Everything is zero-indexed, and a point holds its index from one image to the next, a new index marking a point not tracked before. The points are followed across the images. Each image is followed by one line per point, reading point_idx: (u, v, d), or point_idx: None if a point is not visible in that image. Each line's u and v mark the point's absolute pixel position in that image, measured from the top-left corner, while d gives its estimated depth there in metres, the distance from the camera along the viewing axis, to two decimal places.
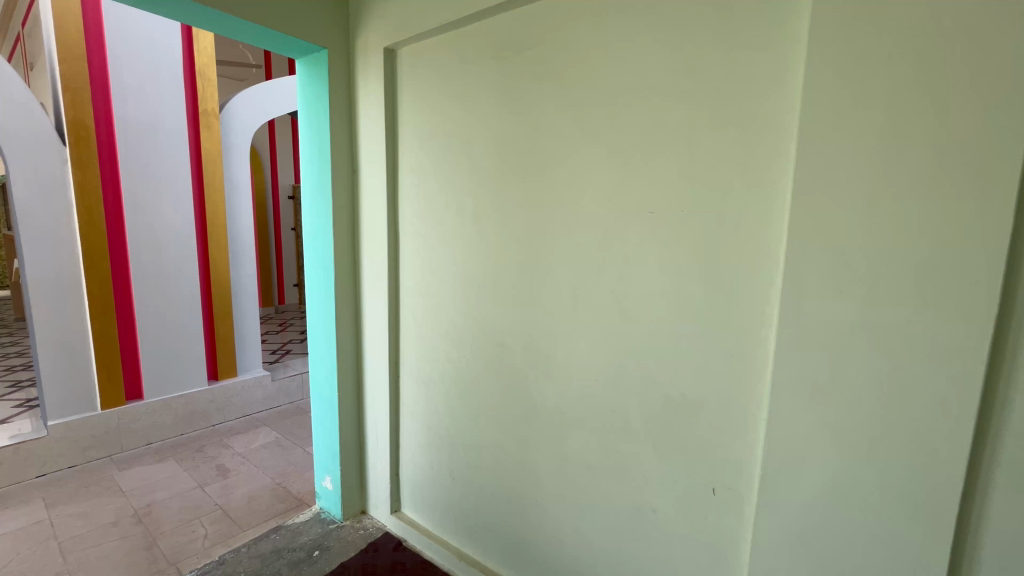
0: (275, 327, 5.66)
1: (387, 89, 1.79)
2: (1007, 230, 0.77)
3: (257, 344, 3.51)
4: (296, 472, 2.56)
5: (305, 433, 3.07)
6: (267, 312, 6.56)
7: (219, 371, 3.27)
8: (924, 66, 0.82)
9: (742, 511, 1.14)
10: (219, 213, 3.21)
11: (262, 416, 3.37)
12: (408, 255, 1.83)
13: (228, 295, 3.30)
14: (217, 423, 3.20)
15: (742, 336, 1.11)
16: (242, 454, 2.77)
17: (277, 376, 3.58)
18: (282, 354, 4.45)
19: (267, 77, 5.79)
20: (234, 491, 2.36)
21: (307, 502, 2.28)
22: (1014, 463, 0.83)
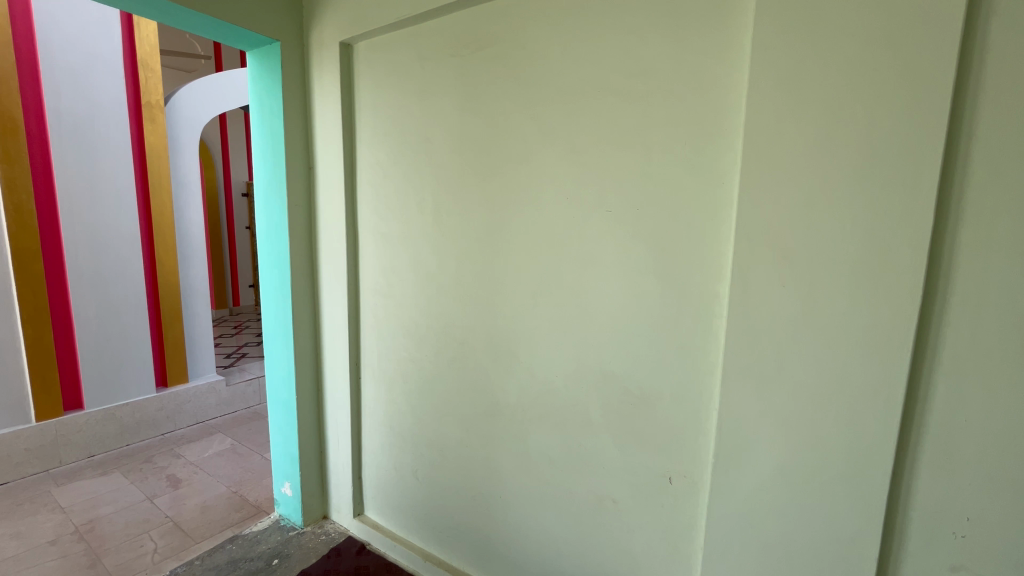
0: (231, 330, 5.44)
1: (343, 84, 1.74)
2: (926, 230, 0.84)
3: (209, 348, 3.36)
4: (253, 479, 2.47)
5: (262, 438, 2.97)
6: (221, 314, 6.30)
7: (168, 377, 3.12)
8: (856, 74, 0.88)
9: (696, 499, 1.19)
10: (167, 211, 3.05)
11: (216, 422, 3.23)
12: (368, 253, 1.80)
13: (176, 297, 3.14)
14: (168, 431, 3.04)
15: (694, 331, 1.15)
16: (195, 462, 2.65)
17: (232, 381, 3.44)
18: (237, 357, 4.28)
19: (218, 69, 5.55)
20: (186, 502, 2.25)
21: (265, 509, 2.20)
22: (936, 443, 0.91)
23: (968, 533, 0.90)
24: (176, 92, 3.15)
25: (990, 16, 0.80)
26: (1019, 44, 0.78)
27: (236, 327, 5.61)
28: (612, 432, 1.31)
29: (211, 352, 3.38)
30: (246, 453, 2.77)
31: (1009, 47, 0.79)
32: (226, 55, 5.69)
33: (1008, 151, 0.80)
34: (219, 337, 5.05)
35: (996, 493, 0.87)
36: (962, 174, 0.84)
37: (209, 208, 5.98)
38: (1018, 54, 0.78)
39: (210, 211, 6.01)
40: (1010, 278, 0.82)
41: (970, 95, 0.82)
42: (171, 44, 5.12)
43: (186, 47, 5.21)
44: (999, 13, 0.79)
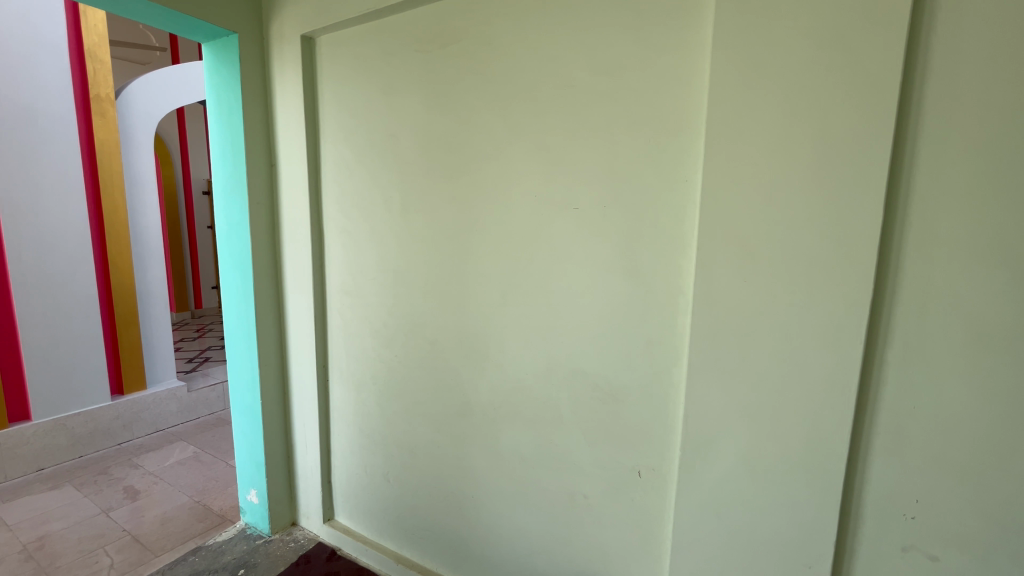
0: (194, 333, 5.24)
1: (306, 79, 1.70)
2: (875, 227, 0.89)
3: (168, 353, 3.23)
4: (217, 487, 2.39)
5: (226, 445, 2.87)
6: (183, 317, 6.06)
7: (125, 385, 2.98)
8: (811, 76, 0.92)
9: (664, 490, 1.22)
10: (119, 210, 2.91)
11: (178, 430, 3.10)
12: (334, 253, 1.76)
13: (131, 299, 3.00)
14: (125, 441, 2.90)
15: (660, 326, 1.18)
16: (154, 472, 2.53)
17: (194, 387, 3.32)
18: (199, 362, 4.12)
19: (175, 62, 5.33)
20: (145, 514, 2.15)
21: (230, 518, 2.13)
22: (887, 429, 0.96)
23: (917, 514, 0.96)
24: (128, 85, 3.01)
25: (932, 23, 0.85)
26: (958, 51, 0.83)
27: (199, 330, 5.40)
28: (582, 428, 1.33)
29: (170, 355, 3.23)
30: (209, 461, 2.67)
31: (949, 53, 0.84)
32: (184, 47, 5.46)
33: (949, 151, 0.85)
34: (180, 341, 4.86)
35: (942, 475, 0.93)
36: (908, 173, 0.89)
37: (168, 207, 5.72)
38: (958, 60, 0.84)
39: (170, 210, 5.76)
40: (951, 271, 0.88)
41: (915, 97, 0.87)
42: (124, 35, 4.87)
43: (141, 38, 4.97)
44: (940, 20, 0.84)
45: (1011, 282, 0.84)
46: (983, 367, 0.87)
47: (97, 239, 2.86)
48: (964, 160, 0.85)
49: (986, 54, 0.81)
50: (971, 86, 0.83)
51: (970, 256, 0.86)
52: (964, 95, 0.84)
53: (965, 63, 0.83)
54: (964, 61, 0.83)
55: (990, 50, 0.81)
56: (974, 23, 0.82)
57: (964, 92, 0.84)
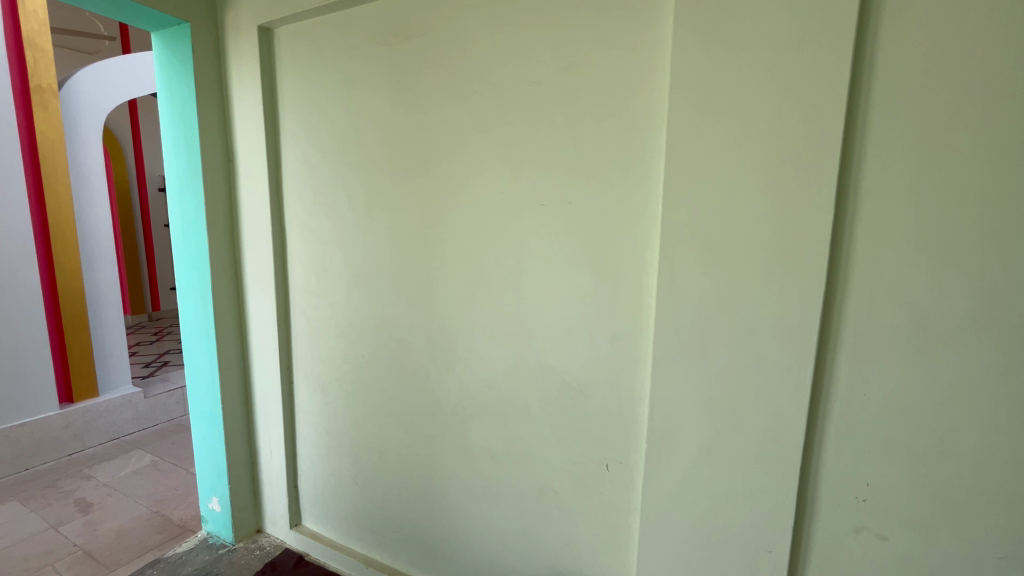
0: (152, 337, 5.01)
1: (263, 71, 1.64)
2: (826, 225, 0.94)
3: (122, 358, 3.08)
4: (178, 496, 2.29)
5: (186, 452, 2.76)
6: (140, 320, 5.79)
7: (75, 393, 2.82)
8: (766, 77, 0.95)
9: (632, 482, 1.25)
10: (65, 208, 2.74)
11: (133, 438, 2.96)
12: (297, 252, 1.72)
13: (80, 303, 2.85)
14: (76, 451, 2.74)
15: (626, 321, 1.20)
16: (108, 483, 2.41)
17: (151, 393, 3.18)
18: (158, 366, 3.95)
19: (125, 52, 5.07)
20: (98, 527, 2.05)
21: (191, 527, 2.05)
22: (839, 415, 1.02)
23: (868, 496, 1.01)
24: (73, 75, 2.83)
25: (877, 29, 0.90)
26: (900, 56, 0.89)
27: (157, 334, 5.16)
28: (551, 424, 1.34)
29: (127, 362, 3.11)
30: (168, 469, 2.56)
31: (892, 57, 0.89)
32: (134, 36, 5.19)
33: (894, 152, 0.91)
34: (136, 345, 4.64)
35: (889, 458, 0.99)
36: (857, 172, 0.94)
37: (121, 204, 5.45)
38: (900, 64, 0.89)
39: (123, 208, 5.48)
40: (896, 265, 0.93)
41: (863, 99, 0.92)
42: (68, 22, 4.60)
43: (86, 26, 4.70)
44: (884, 27, 0.89)
45: (950, 274, 0.90)
46: (925, 354, 0.93)
47: (41, 239, 2.69)
48: (907, 160, 0.90)
49: (926, 59, 0.87)
50: (913, 89, 0.88)
51: (914, 251, 0.92)
52: (907, 98, 0.89)
53: (907, 67, 0.88)
54: (906, 66, 0.88)
55: (929, 56, 0.87)
56: (914, 30, 0.87)
57: (905, 96, 0.89)
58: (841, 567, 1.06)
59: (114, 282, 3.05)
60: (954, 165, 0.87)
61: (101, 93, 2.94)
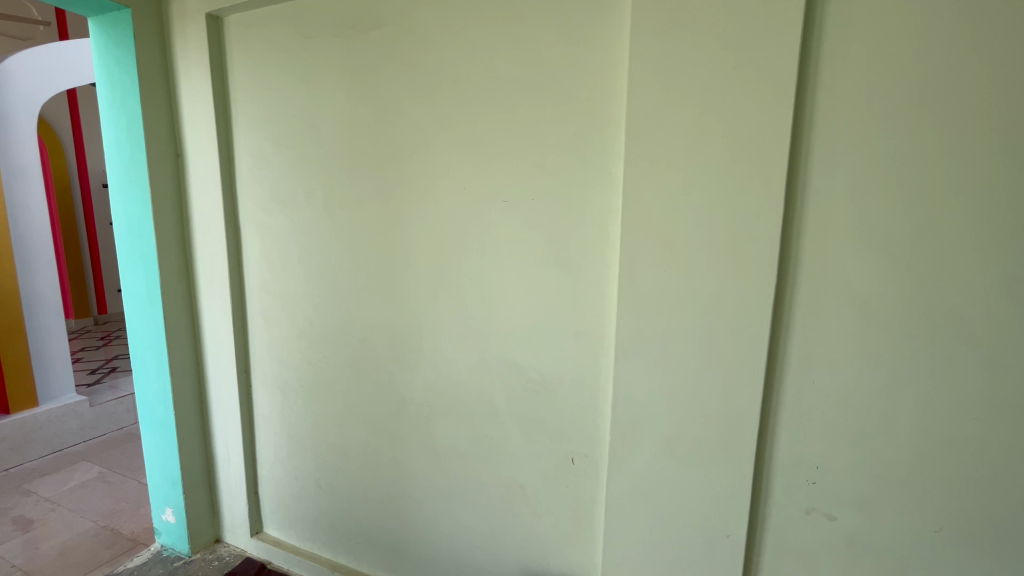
0: (98, 341, 4.74)
1: (213, 61, 1.57)
2: (776, 221, 0.99)
3: (66, 365, 2.90)
4: (129, 509, 2.17)
5: (136, 462, 2.62)
6: (84, 324, 5.47)
7: (11, 403, 2.63)
8: (719, 77, 0.99)
9: (597, 475, 1.28)
10: None
11: (78, 449, 2.78)
12: (253, 250, 1.66)
13: (15, 307, 2.66)
14: (14, 465, 2.56)
15: (590, 317, 1.22)
16: (50, 498, 2.26)
17: (97, 401, 3.00)
18: (105, 372, 3.73)
19: (62, 38, 4.75)
20: (40, 545, 1.92)
21: (144, 541, 1.96)
22: (791, 403, 1.07)
23: (817, 479, 1.07)
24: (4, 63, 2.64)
25: (821, 33, 0.94)
26: (842, 60, 0.94)
27: (104, 338, 4.88)
28: (517, 420, 1.35)
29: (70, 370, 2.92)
30: (117, 481, 2.42)
31: (835, 62, 0.94)
32: (71, 22, 4.88)
33: (838, 154, 0.96)
34: (81, 351, 4.37)
35: (835, 442, 1.05)
36: (804, 173, 0.99)
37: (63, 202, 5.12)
38: (842, 68, 0.94)
39: (64, 205, 5.15)
40: (841, 257, 0.99)
41: (810, 99, 0.97)
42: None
43: (19, 9, 4.41)
44: (828, 31, 0.94)
45: (889, 265, 0.96)
46: (868, 341, 1.00)
47: None
48: (850, 161, 0.96)
49: (865, 63, 0.92)
50: (854, 94, 0.94)
51: (856, 247, 0.98)
52: (849, 102, 0.94)
53: (849, 70, 0.94)
54: (848, 69, 0.94)
55: (868, 60, 0.92)
56: (854, 38, 0.92)
57: (847, 100, 0.94)
58: (794, 547, 1.12)
59: (54, 285, 2.84)
60: (892, 163, 0.93)
61: (36, 83, 2.75)
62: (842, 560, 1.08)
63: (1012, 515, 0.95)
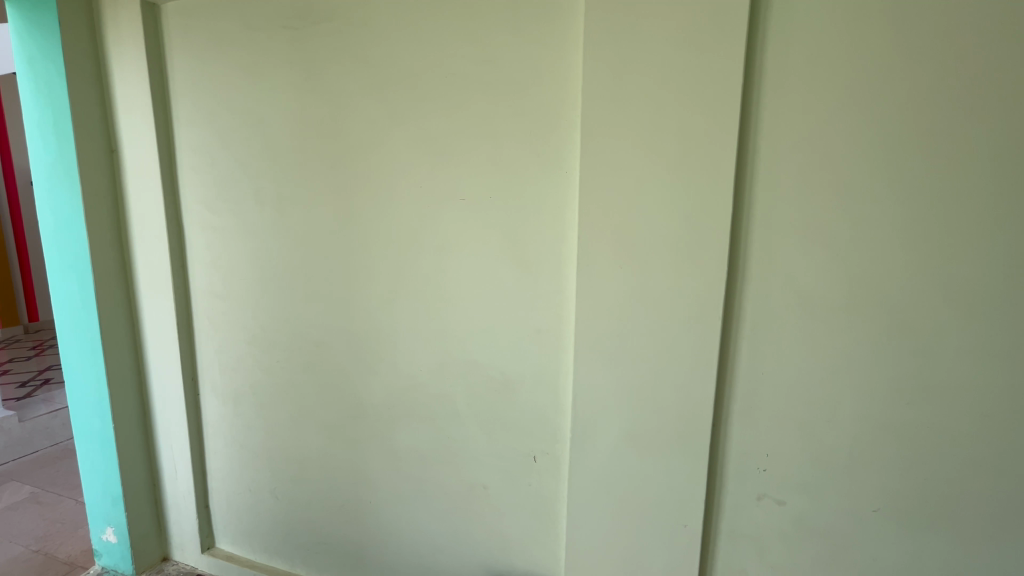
0: (29, 351, 4.40)
1: (149, 50, 1.48)
2: (725, 220, 1.03)
3: None
4: (66, 530, 2.03)
5: (73, 479, 2.44)
6: (12, 332, 5.07)
7: None
8: (670, 80, 1.02)
9: (559, 472, 1.29)
10: None
11: (7, 468, 2.57)
12: (198, 251, 1.58)
13: None
14: None
15: (550, 316, 1.23)
16: None
17: (27, 415, 2.78)
18: (38, 383, 3.48)
19: None
20: None
21: (83, 563, 1.83)
22: (741, 395, 1.12)
23: (767, 466, 1.13)
24: None
25: (764, 39, 0.99)
26: (784, 66, 0.99)
27: (35, 347, 4.54)
28: (479, 420, 1.35)
29: None
30: (52, 500, 2.25)
31: (776, 69, 0.99)
32: None
33: (781, 156, 1.01)
34: (9, 361, 4.06)
35: (782, 430, 1.10)
36: (751, 175, 1.03)
37: None
38: (784, 74, 0.99)
39: None
40: (786, 255, 1.04)
41: (755, 102, 1.01)
42: None
43: None
44: (771, 39, 0.98)
45: (829, 260, 1.02)
46: (811, 334, 1.05)
47: None
48: (791, 163, 1.01)
49: (805, 68, 0.98)
50: (795, 99, 0.99)
51: (799, 245, 1.03)
52: (790, 107, 0.99)
53: (790, 77, 0.99)
54: (789, 76, 0.99)
55: (807, 65, 0.97)
56: (795, 46, 0.97)
57: (789, 105, 0.99)
58: (747, 532, 1.16)
59: None
60: (831, 163, 0.99)
61: None
62: (791, 542, 1.14)
63: (940, 490, 1.03)
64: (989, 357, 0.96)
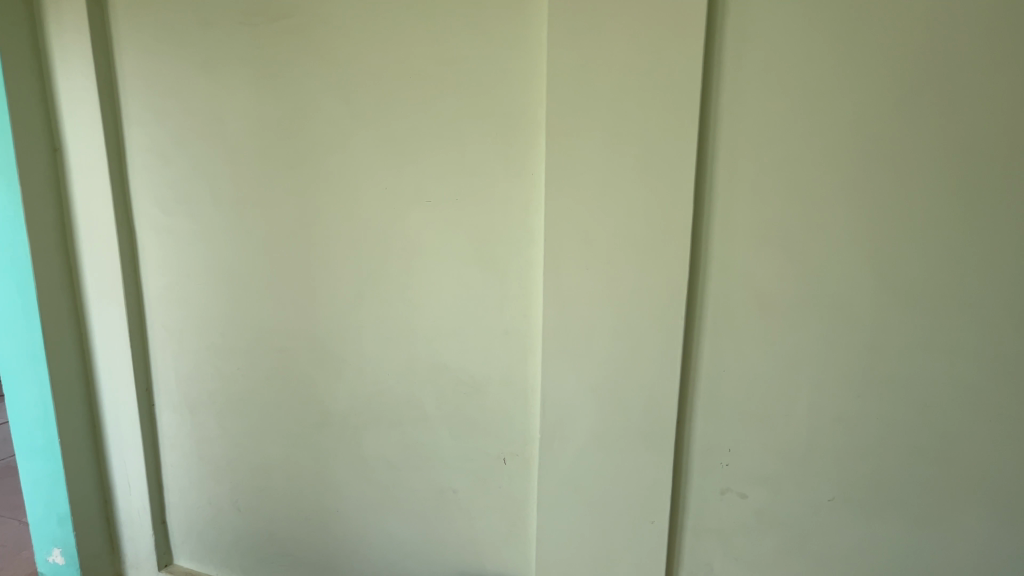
0: None
1: (95, 45, 1.41)
2: (686, 223, 1.06)
3: None
4: (6, 553, 1.90)
5: (15, 498, 2.30)
6: None
7: None
8: (632, 85, 1.04)
9: (529, 473, 1.30)
10: None
11: None
12: (151, 256, 1.51)
13: None
14: None
15: (518, 318, 1.24)
16: None
17: None
18: None
19: None
20: None
21: None
22: (704, 393, 1.15)
23: (730, 460, 1.16)
24: None
25: (721, 47, 1.02)
26: (740, 74, 1.02)
27: None
28: (448, 424, 1.34)
29: None
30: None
31: (733, 76, 1.02)
32: None
33: (738, 160, 1.05)
34: None
35: (743, 426, 1.14)
36: (710, 178, 1.07)
37: None
38: (740, 81, 1.02)
39: None
40: (745, 256, 1.08)
41: (714, 108, 1.04)
42: None
43: None
44: (728, 48, 1.02)
45: (786, 260, 1.06)
46: (769, 332, 1.09)
47: None
48: (748, 168, 1.05)
49: (760, 75, 1.01)
50: (751, 106, 1.03)
51: (757, 247, 1.07)
52: (747, 114, 1.03)
53: (746, 84, 1.02)
54: (745, 83, 1.02)
55: (762, 73, 1.01)
56: (750, 55, 1.01)
57: (746, 112, 1.03)
58: (712, 526, 1.20)
59: None
60: (785, 168, 1.03)
61: None
62: (753, 534, 1.18)
63: (888, 476, 1.09)
64: (930, 349, 1.03)
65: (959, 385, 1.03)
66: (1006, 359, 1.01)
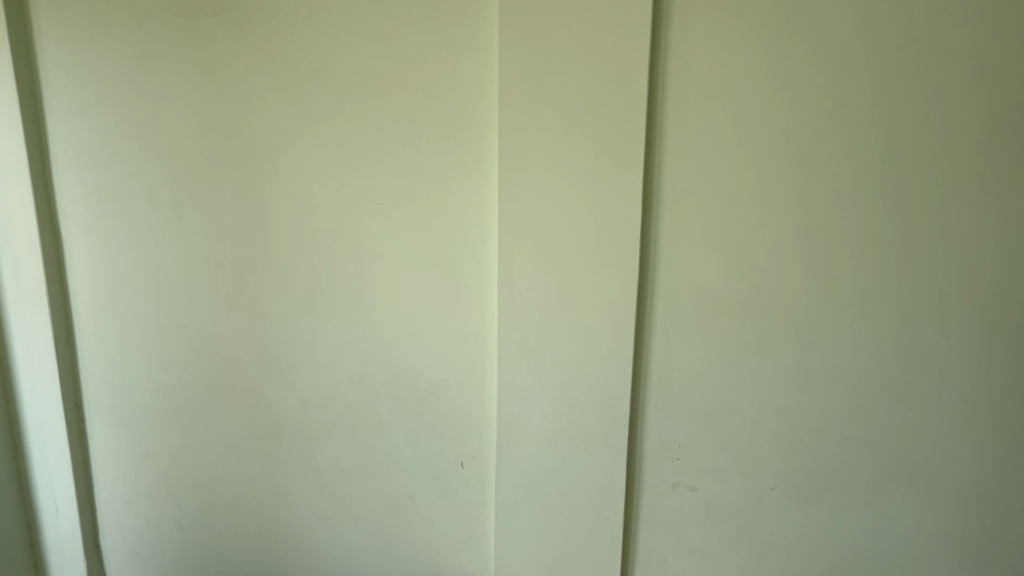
0: None
1: (12, 33, 1.29)
2: (635, 223, 1.09)
3: None
4: None
5: None
6: None
7: None
8: (582, 89, 1.06)
9: (487, 475, 1.30)
10: None
11: None
12: (80, 261, 1.40)
13: None
14: None
15: (474, 320, 1.24)
16: None
17: None
18: None
19: None
20: None
21: None
22: (656, 390, 1.18)
23: (681, 454, 1.20)
24: None
25: (666, 54, 1.05)
26: (684, 81, 1.06)
27: None
28: (403, 429, 1.32)
29: None
30: None
31: (678, 83, 1.06)
32: None
33: (684, 163, 1.08)
34: None
35: (692, 420, 1.18)
36: (658, 181, 1.10)
37: None
38: (684, 88, 1.06)
39: None
40: (691, 256, 1.12)
41: (660, 113, 1.07)
42: None
43: None
44: (672, 55, 1.05)
45: (728, 260, 1.11)
46: (715, 328, 1.14)
47: None
48: (693, 171, 1.09)
49: (702, 83, 1.06)
50: (694, 112, 1.07)
51: (702, 247, 1.11)
52: (690, 119, 1.07)
53: (690, 91, 1.06)
54: (688, 90, 1.06)
55: (704, 81, 1.06)
56: (692, 62, 1.05)
57: (690, 118, 1.07)
58: (666, 519, 1.23)
59: None
60: (726, 172, 1.08)
61: None
62: (704, 524, 1.22)
63: (821, 461, 1.17)
64: (854, 341, 1.12)
65: (877, 373, 1.13)
66: (913, 347, 1.12)
